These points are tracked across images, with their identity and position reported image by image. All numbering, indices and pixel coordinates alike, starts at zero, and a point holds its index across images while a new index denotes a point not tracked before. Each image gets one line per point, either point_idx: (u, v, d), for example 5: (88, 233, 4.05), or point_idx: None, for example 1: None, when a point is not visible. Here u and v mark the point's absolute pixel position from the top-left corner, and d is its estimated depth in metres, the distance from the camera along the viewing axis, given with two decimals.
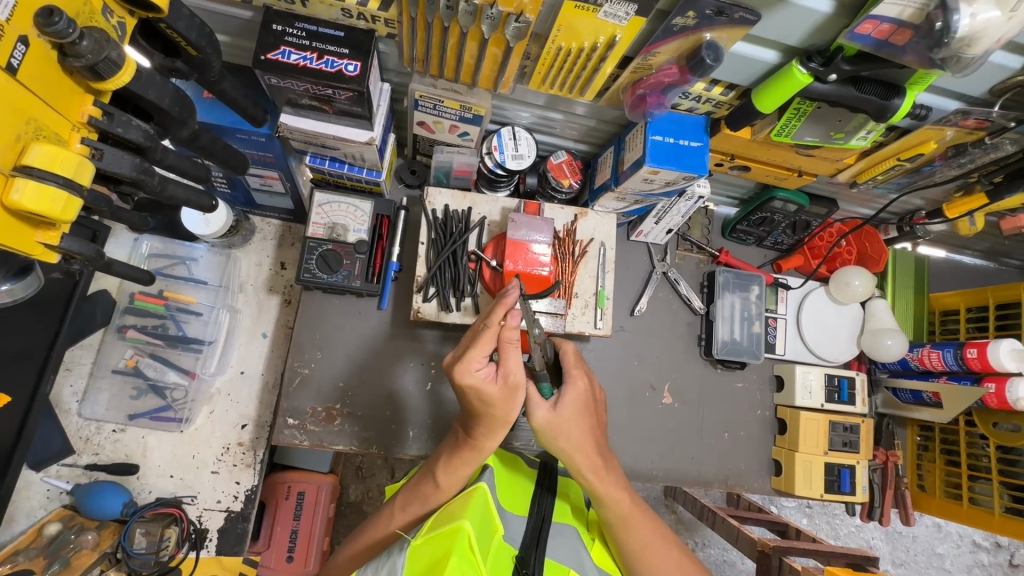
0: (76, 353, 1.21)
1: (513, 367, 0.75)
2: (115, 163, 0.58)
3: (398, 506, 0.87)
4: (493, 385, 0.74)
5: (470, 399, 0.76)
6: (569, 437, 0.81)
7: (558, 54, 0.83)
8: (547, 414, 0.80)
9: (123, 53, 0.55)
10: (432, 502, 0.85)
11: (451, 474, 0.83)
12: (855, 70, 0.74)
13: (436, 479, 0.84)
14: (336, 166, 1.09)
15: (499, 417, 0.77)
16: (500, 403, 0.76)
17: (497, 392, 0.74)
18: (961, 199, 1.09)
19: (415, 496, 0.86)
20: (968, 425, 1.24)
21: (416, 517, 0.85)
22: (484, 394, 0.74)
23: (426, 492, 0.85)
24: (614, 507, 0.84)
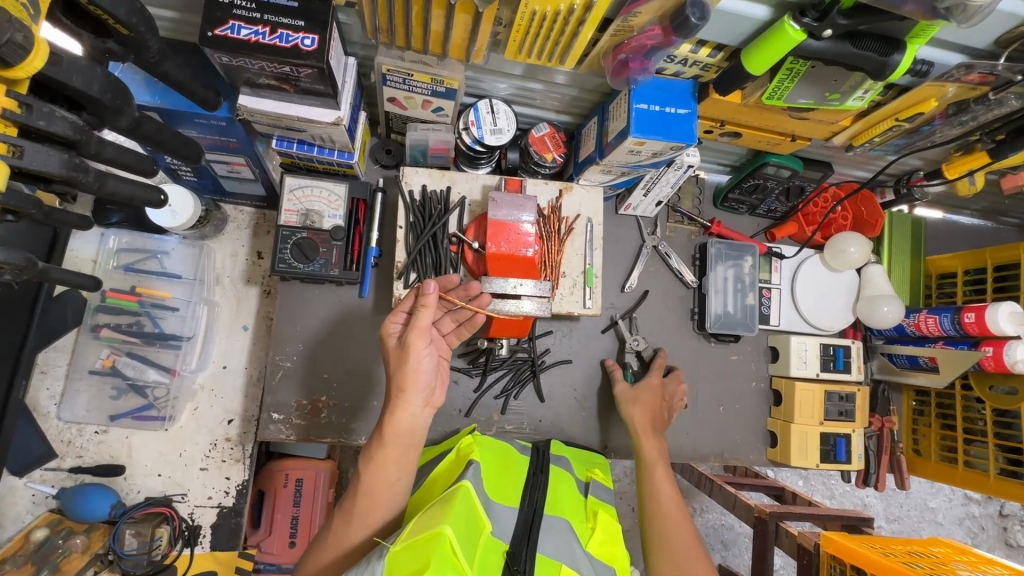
0: (49, 356, 1.17)
1: (414, 327, 0.81)
2: (40, 162, 0.52)
3: (336, 512, 0.81)
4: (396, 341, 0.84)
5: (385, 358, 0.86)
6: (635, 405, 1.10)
7: (532, 19, 0.77)
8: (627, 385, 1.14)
9: (30, 35, 0.48)
10: (363, 497, 0.79)
11: (369, 459, 0.80)
12: (851, 24, 0.68)
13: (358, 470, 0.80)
14: (305, 149, 1.02)
15: (394, 383, 0.81)
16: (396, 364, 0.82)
17: (392, 347, 0.84)
18: (961, 158, 1.04)
19: (347, 494, 0.81)
20: (964, 389, 1.22)
21: (354, 518, 0.79)
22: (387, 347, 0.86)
23: (354, 487, 0.80)
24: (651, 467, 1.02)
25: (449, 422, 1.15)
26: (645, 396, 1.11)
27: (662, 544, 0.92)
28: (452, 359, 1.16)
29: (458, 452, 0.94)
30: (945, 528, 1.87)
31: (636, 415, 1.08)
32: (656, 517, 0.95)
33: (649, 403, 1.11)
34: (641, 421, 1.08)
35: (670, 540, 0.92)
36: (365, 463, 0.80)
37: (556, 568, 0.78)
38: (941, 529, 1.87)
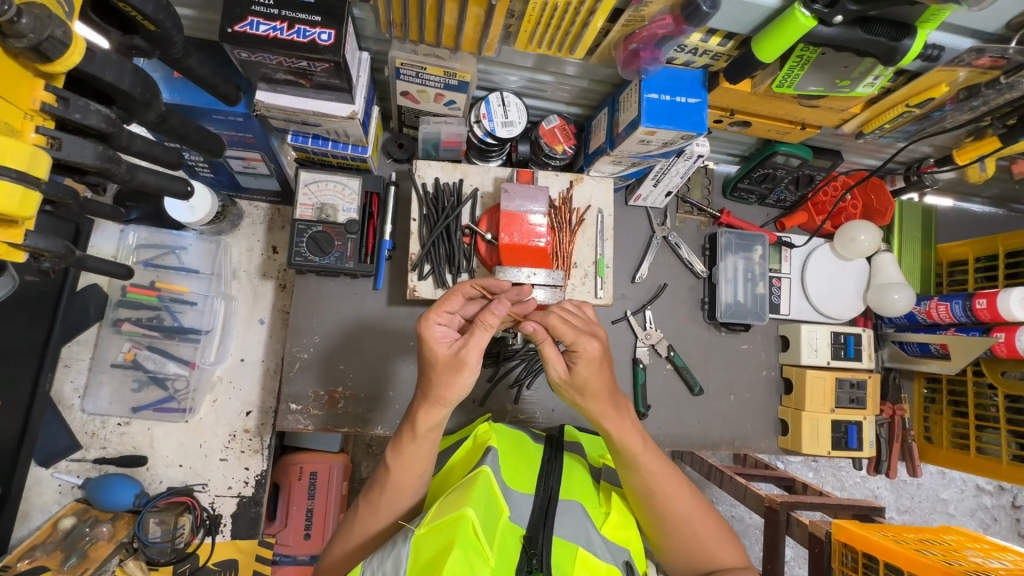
0: (73, 350, 1.19)
1: (470, 342, 0.73)
2: (77, 153, 0.54)
3: (361, 499, 0.83)
4: (446, 347, 0.74)
5: (424, 357, 0.76)
6: (587, 392, 0.81)
7: (544, 10, 0.78)
8: (566, 370, 0.80)
9: (69, 31, 0.50)
10: (390, 489, 0.81)
11: (399, 454, 0.79)
12: (862, 9, 0.69)
13: (385, 461, 0.81)
14: (320, 144, 1.04)
15: (435, 391, 0.74)
16: (440, 370, 0.74)
17: (443, 353, 0.74)
18: (972, 144, 1.04)
19: (373, 484, 0.82)
20: (976, 375, 1.22)
21: (378, 505, 0.81)
22: (430, 351, 0.75)
23: (380, 479, 0.81)
24: (626, 448, 0.84)
25: (463, 412, 1.17)
26: (591, 379, 0.79)
27: (668, 523, 0.86)
28: None
29: (475, 439, 0.96)
30: (957, 519, 1.87)
31: (589, 400, 0.82)
32: (673, 523, 0.86)
33: (604, 379, 0.80)
34: (601, 404, 0.82)
35: (691, 544, 0.86)
36: (395, 455, 0.80)
37: (572, 553, 0.80)
38: (953, 519, 1.86)
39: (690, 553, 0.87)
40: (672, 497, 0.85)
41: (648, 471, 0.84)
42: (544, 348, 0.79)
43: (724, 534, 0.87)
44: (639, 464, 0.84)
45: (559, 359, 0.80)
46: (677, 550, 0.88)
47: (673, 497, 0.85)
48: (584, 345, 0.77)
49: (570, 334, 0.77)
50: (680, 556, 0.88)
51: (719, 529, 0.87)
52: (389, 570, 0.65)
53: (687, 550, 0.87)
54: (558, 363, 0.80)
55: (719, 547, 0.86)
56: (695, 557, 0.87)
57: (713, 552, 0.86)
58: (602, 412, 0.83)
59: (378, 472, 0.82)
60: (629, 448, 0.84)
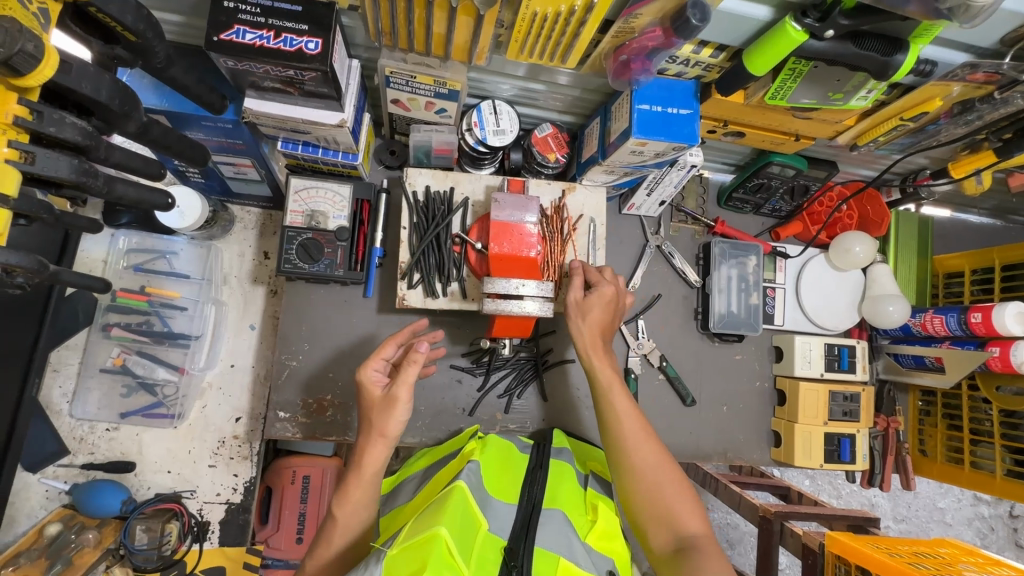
0: (62, 354, 1.19)
1: (399, 381, 0.80)
2: (51, 167, 0.54)
3: (308, 555, 0.82)
4: (379, 391, 0.83)
5: (362, 399, 0.85)
6: (584, 324, 0.96)
7: (533, 21, 0.77)
8: (579, 295, 0.97)
9: (41, 45, 0.49)
10: (337, 539, 0.80)
11: (346, 501, 0.80)
12: (853, 24, 0.68)
13: (330, 509, 0.82)
14: (310, 151, 1.03)
15: (374, 432, 0.81)
16: (378, 412, 0.81)
17: (378, 395, 0.82)
18: (968, 157, 1.04)
19: (319, 537, 0.82)
20: (971, 389, 1.21)
21: (325, 560, 0.80)
22: (370, 394, 0.83)
23: (326, 530, 0.81)
24: (605, 384, 0.93)
25: (452, 420, 1.16)
26: (596, 310, 0.96)
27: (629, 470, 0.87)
28: (456, 359, 1.18)
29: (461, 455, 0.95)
30: (954, 529, 1.85)
31: (591, 324, 0.95)
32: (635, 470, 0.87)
33: (601, 315, 0.96)
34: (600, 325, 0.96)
35: (654, 497, 0.85)
36: (339, 498, 0.81)
37: (552, 563, 0.79)
38: (950, 530, 1.85)
39: (655, 510, 0.85)
40: (634, 437, 0.88)
41: (615, 403, 0.91)
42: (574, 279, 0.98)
43: (688, 496, 0.86)
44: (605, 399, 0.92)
45: (580, 288, 0.98)
46: (642, 509, 0.86)
47: (636, 437, 0.88)
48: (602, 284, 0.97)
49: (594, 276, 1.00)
50: (646, 519, 0.85)
51: (683, 488, 0.86)
52: None
53: (652, 505, 0.85)
54: (579, 287, 0.96)
55: (682, 506, 0.84)
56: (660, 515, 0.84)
57: (675, 509, 0.84)
58: (592, 348, 0.95)
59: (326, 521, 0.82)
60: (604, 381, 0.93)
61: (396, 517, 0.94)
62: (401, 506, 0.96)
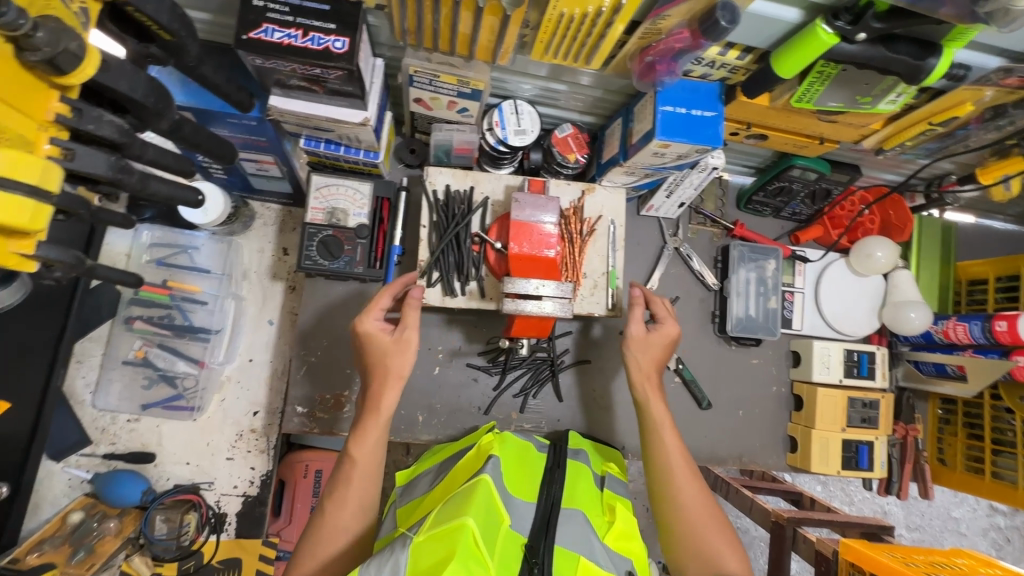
0: (85, 346, 1.21)
1: (408, 323, 0.92)
2: (89, 164, 0.55)
3: (325, 502, 0.84)
4: (388, 336, 0.91)
5: (367, 350, 0.92)
6: (643, 360, 1.01)
7: (560, 21, 0.77)
8: (639, 330, 1.02)
9: (83, 44, 0.50)
10: (355, 479, 0.85)
11: (362, 441, 0.87)
12: (887, 27, 0.67)
13: (348, 452, 0.86)
14: (332, 149, 1.04)
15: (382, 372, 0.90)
16: (393, 354, 0.90)
17: (389, 340, 0.91)
18: (996, 162, 1.04)
19: (336, 482, 0.85)
20: (994, 399, 1.19)
21: (348, 498, 0.84)
22: (377, 342, 0.91)
23: (346, 472, 0.85)
24: (656, 420, 0.97)
25: (467, 419, 1.17)
26: (655, 347, 1.02)
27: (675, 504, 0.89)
28: (472, 357, 1.18)
29: (478, 450, 0.96)
30: (969, 539, 1.83)
31: (650, 359, 1.01)
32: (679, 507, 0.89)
33: (660, 353, 1.02)
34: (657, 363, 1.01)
35: (695, 533, 0.87)
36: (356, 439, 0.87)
37: (573, 562, 0.79)
38: (965, 539, 1.82)
39: (694, 545, 0.86)
40: (681, 472, 0.91)
41: (665, 439, 0.95)
42: (636, 309, 1.04)
43: (729, 536, 0.87)
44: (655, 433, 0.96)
45: (638, 322, 1.03)
46: (681, 542, 0.87)
47: (682, 473, 0.91)
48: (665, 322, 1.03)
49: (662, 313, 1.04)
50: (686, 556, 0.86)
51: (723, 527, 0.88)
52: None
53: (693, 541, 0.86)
54: (641, 323, 1.02)
55: (723, 545, 0.85)
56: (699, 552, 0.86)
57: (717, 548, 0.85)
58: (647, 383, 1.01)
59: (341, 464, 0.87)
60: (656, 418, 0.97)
61: (414, 508, 0.93)
62: (419, 498, 0.95)
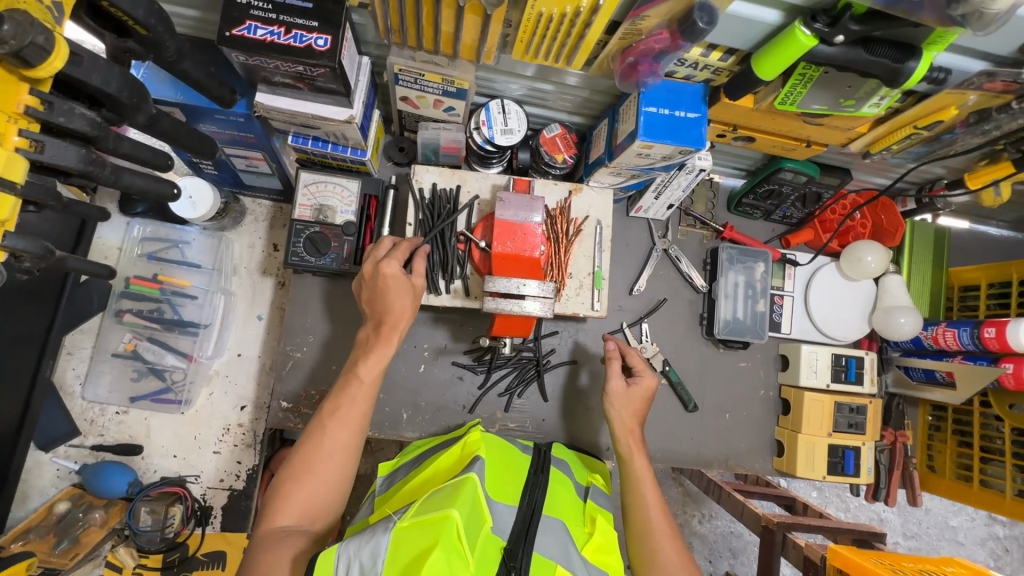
0: (76, 338, 1.22)
1: (420, 271, 0.95)
2: (59, 156, 0.56)
3: (326, 420, 0.86)
4: (404, 278, 0.93)
5: (381, 293, 0.93)
6: (622, 411, 1.01)
7: (540, 21, 0.77)
8: (620, 384, 1.02)
9: (52, 37, 0.51)
10: (360, 399, 0.88)
11: (372, 364, 0.90)
12: (864, 29, 0.67)
13: (358, 377, 0.89)
14: (319, 146, 1.05)
15: (395, 312, 0.92)
16: (406, 299, 0.93)
17: (408, 282, 0.93)
18: (986, 168, 1.02)
19: (340, 401, 0.87)
20: (983, 406, 1.18)
21: (350, 419, 0.86)
22: (393, 283, 0.92)
23: (351, 393, 0.88)
24: (636, 473, 0.96)
25: (452, 417, 1.17)
26: (635, 398, 1.02)
27: (650, 560, 0.88)
28: (458, 356, 1.18)
29: (463, 447, 0.95)
30: (966, 548, 1.81)
31: (632, 413, 1.01)
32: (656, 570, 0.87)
33: (641, 407, 1.02)
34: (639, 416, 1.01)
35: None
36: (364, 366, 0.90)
37: (550, 568, 0.79)
38: (962, 548, 1.80)
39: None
40: (661, 532, 0.89)
41: (644, 493, 0.93)
42: (613, 362, 1.04)
43: None
44: (636, 487, 0.95)
45: (619, 376, 1.02)
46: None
47: (662, 533, 0.89)
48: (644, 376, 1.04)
49: (638, 365, 1.05)
50: None
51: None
52: (366, 559, 0.68)
53: None
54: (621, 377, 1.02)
55: None
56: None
57: None
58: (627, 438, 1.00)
59: (347, 383, 0.90)
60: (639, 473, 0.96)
61: (389, 498, 0.94)
62: (395, 487, 0.96)
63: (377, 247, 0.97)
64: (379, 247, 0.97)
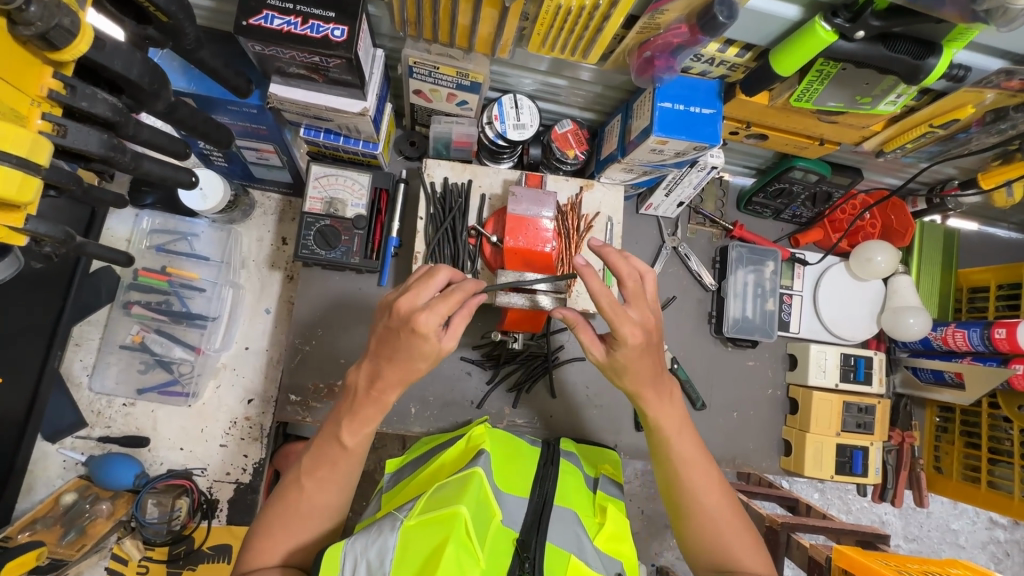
0: (84, 329, 1.22)
1: (455, 331, 0.73)
2: (81, 141, 0.56)
3: (305, 477, 0.78)
4: (437, 344, 0.71)
5: (404, 343, 0.71)
6: (625, 379, 0.80)
7: (558, 13, 0.77)
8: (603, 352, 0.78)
9: (77, 20, 0.51)
10: (342, 465, 0.78)
11: (358, 432, 0.77)
12: (885, 25, 0.67)
13: (340, 437, 0.77)
14: (331, 139, 1.04)
15: (402, 371, 0.73)
16: (427, 361, 0.73)
17: (435, 348, 0.71)
18: (998, 168, 1.02)
19: (319, 461, 0.78)
20: (992, 407, 1.18)
21: (330, 480, 0.78)
22: (420, 341, 0.70)
23: (333, 454, 0.78)
24: (664, 422, 0.84)
25: (460, 412, 1.17)
26: (632, 362, 0.77)
27: (694, 512, 0.83)
28: (467, 351, 1.18)
29: (469, 441, 0.96)
30: (966, 551, 1.81)
31: (639, 375, 0.79)
32: (703, 519, 0.82)
33: (648, 365, 0.79)
34: (648, 378, 0.80)
35: (721, 544, 0.81)
36: (349, 420, 0.77)
37: (564, 559, 0.79)
38: (963, 552, 1.80)
39: (719, 555, 0.81)
40: (706, 486, 0.83)
41: (678, 448, 0.84)
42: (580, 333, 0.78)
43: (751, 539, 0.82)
44: (670, 444, 0.84)
45: (597, 344, 0.78)
46: (702, 552, 0.82)
47: (707, 485, 0.83)
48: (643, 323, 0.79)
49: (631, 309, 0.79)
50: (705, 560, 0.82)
51: (750, 536, 0.83)
52: (373, 557, 0.67)
53: (713, 550, 0.82)
54: (601, 345, 0.78)
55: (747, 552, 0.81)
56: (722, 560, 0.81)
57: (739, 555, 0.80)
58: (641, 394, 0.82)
59: (326, 442, 0.78)
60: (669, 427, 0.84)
61: (398, 493, 0.93)
62: (403, 483, 0.96)
63: (424, 284, 0.73)
64: (427, 282, 0.73)
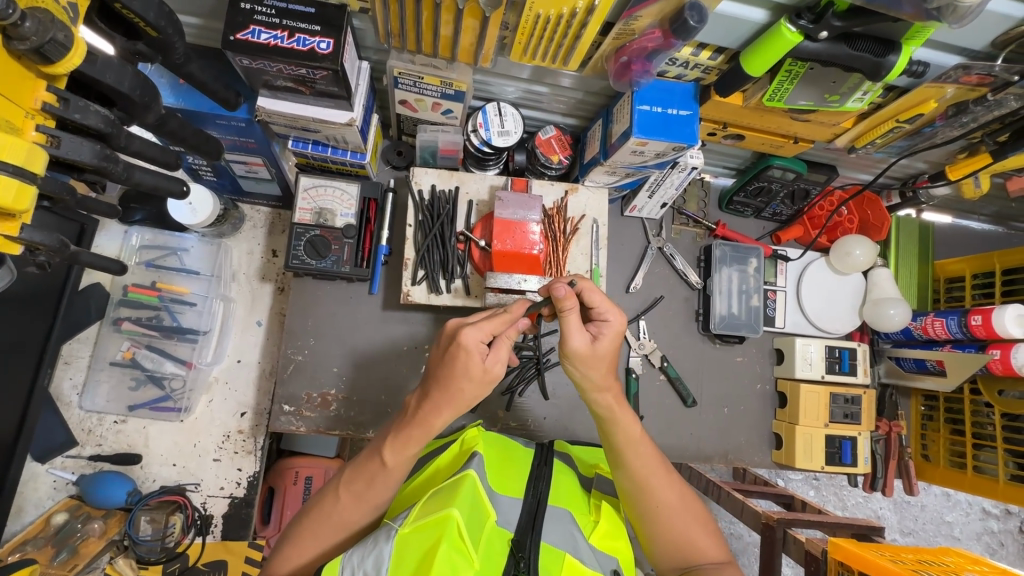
0: (73, 347, 1.22)
1: (498, 356, 0.77)
2: (74, 151, 0.58)
3: (342, 485, 0.79)
4: (481, 363, 0.75)
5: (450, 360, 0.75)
6: (594, 370, 0.82)
7: (536, 23, 0.80)
8: (584, 344, 0.80)
9: (71, 34, 0.54)
10: (379, 482, 0.78)
11: (400, 450, 0.77)
12: (846, 26, 0.70)
13: (382, 455, 0.77)
14: (320, 150, 1.06)
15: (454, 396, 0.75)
16: (472, 386, 0.75)
17: (479, 370, 0.75)
18: (965, 161, 1.06)
19: (359, 474, 0.79)
20: (973, 393, 1.21)
21: (364, 496, 0.78)
22: (467, 358, 0.74)
23: (372, 470, 0.78)
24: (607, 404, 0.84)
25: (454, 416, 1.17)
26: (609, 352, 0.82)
27: (647, 499, 0.85)
28: None
29: (463, 444, 0.97)
30: (963, 543, 1.83)
31: (588, 377, 0.83)
32: (660, 512, 0.84)
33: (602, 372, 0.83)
34: (598, 381, 0.83)
35: (674, 530, 0.84)
36: (392, 440, 0.78)
37: (558, 559, 0.80)
38: (958, 543, 1.82)
39: (675, 541, 0.84)
40: (655, 475, 0.85)
41: (625, 431, 0.85)
42: (568, 316, 0.78)
43: (704, 523, 0.86)
44: (619, 430, 0.85)
45: (577, 334, 0.79)
46: (660, 536, 0.85)
47: (659, 475, 0.85)
48: (609, 320, 0.82)
49: (600, 305, 0.82)
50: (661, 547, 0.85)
51: (701, 519, 0.86)
52: (370, 567, 0.67)
53: (670, 538, 0.85)
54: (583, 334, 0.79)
55: (702, 537, 0.85)
56: (678, 548, 0.84)
57: (694, 539, 0.84)
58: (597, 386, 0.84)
59: (369, 458, 0.79)
60: (617, 425, 0.85)
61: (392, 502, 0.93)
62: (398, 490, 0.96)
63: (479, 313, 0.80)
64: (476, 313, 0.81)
